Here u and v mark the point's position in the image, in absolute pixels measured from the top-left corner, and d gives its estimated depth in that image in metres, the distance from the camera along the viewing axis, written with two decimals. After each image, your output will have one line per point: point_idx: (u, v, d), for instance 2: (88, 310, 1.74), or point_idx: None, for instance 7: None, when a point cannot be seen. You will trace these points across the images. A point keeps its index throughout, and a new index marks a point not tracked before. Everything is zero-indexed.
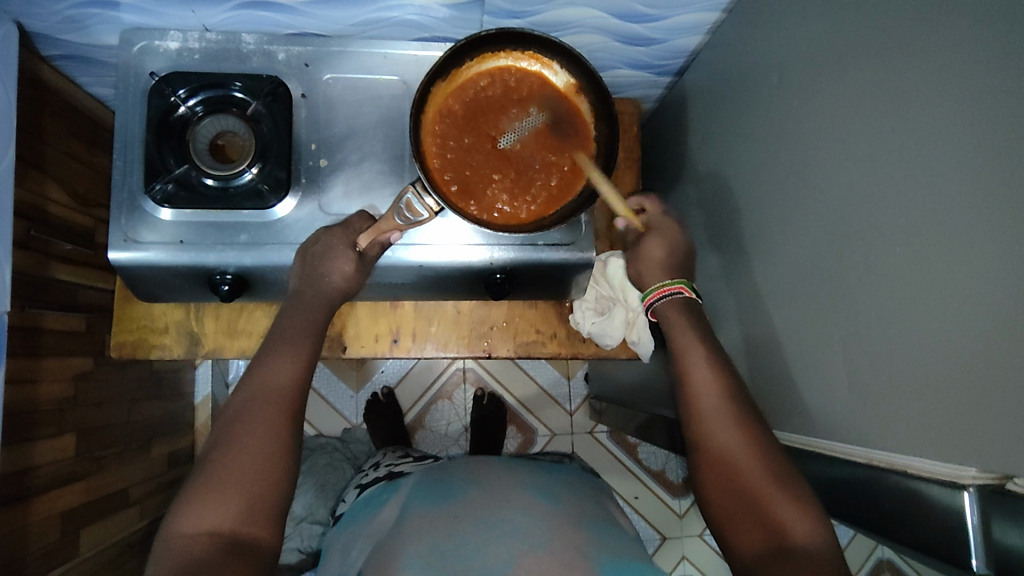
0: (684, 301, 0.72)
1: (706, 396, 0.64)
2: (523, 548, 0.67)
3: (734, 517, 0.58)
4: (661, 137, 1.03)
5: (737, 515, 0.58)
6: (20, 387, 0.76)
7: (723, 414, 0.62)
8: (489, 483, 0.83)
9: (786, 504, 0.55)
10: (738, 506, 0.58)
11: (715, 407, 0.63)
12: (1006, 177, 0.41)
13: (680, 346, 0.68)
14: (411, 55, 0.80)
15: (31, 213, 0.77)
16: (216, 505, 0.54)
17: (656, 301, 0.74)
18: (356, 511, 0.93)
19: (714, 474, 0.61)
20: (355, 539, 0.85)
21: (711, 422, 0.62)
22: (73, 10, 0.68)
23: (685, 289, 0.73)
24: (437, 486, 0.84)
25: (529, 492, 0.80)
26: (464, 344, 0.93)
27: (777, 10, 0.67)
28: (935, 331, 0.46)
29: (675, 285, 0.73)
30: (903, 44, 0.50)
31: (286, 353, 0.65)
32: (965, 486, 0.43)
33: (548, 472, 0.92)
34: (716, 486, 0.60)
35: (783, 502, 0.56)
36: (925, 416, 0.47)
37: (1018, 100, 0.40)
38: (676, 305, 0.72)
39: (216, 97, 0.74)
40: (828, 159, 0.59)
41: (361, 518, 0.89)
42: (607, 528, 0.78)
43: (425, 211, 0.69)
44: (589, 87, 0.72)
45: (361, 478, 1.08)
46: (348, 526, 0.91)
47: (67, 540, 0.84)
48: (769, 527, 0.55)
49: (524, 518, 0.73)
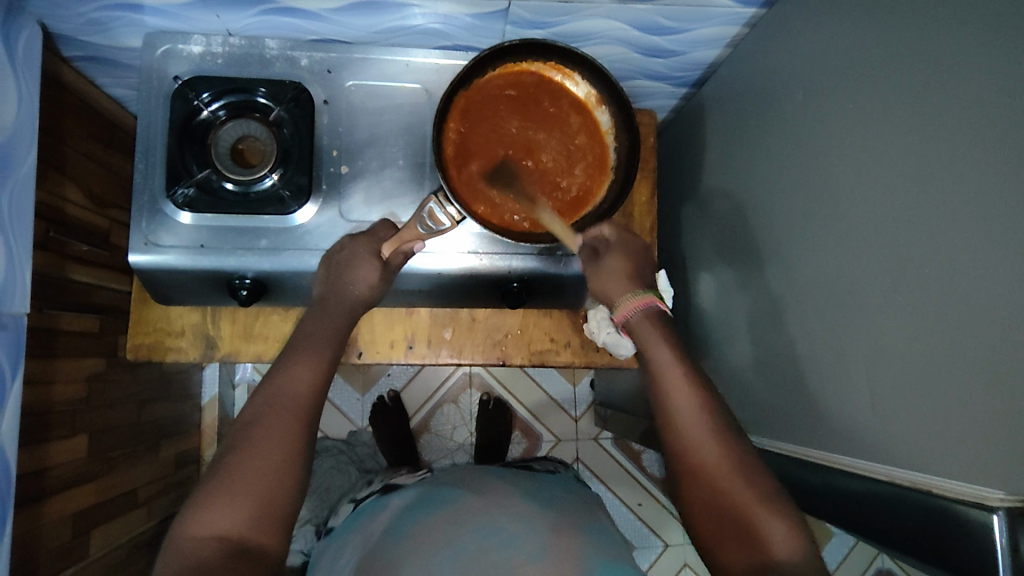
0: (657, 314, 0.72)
1: (693, 421, 0.63)
2: (526, 557, 0.68)
3: (720, 536, 0.57)
4: (677, 148, 1.04)
5: (723, 533, 0.57)
6: (36, 388, 0.76)
7: (709, 439, 0.62)
8: (484, 494, 0.84)
9: (774, 523, 0.55)
10: (724, 527, 0.57)
11: (708, 433, 0.62)
12: None
13: (660, 366, 0.67)
14: (433, 64, 0.80)
15: (51, 214, 0.77)
16: (229, 508, 0.54)
17: (629, 314, 0.72)
18: (348, 521, 0.93)
19: (699, 492, 0.60)
20: (340, 551, 0.84)
21: (697, 445, 0.62)
22: (98, 12, 0.69)
23: (654, 299, 0.72)
24: (432, 496, 0.85)
25: (521, 504, 0.82)
26: (479, 352, 0.93)
27: (800, 26, 0.67)
28: (960, 351, 0.46)
29: (645, 297, 0.72)
30: (925, 66, 0.51)
31: (304, 361, 0.65)
32: (993, 508, 0.43)
33: (550, 489, 0.92)
34: (700, 502, 0.60)
35: (771, 521, 0.55)
36: (949, 434, 0.48)
37: None
38: (646, 314, 0.72)
39: (239, 102, 0.74)
40: (850, 177, 0.60)
41: (348, 530, 0.89)
42: (609, 541, 0.78)
43: (447, 220, 0.69)
44: (609, 99, 0.73)
45: (352, 497, 1.07)
46: (338, 538, 0.91)
47: (78, 541, 0.84)
48: (754, 548, 0.55)
49: (522, 527, 0.74)
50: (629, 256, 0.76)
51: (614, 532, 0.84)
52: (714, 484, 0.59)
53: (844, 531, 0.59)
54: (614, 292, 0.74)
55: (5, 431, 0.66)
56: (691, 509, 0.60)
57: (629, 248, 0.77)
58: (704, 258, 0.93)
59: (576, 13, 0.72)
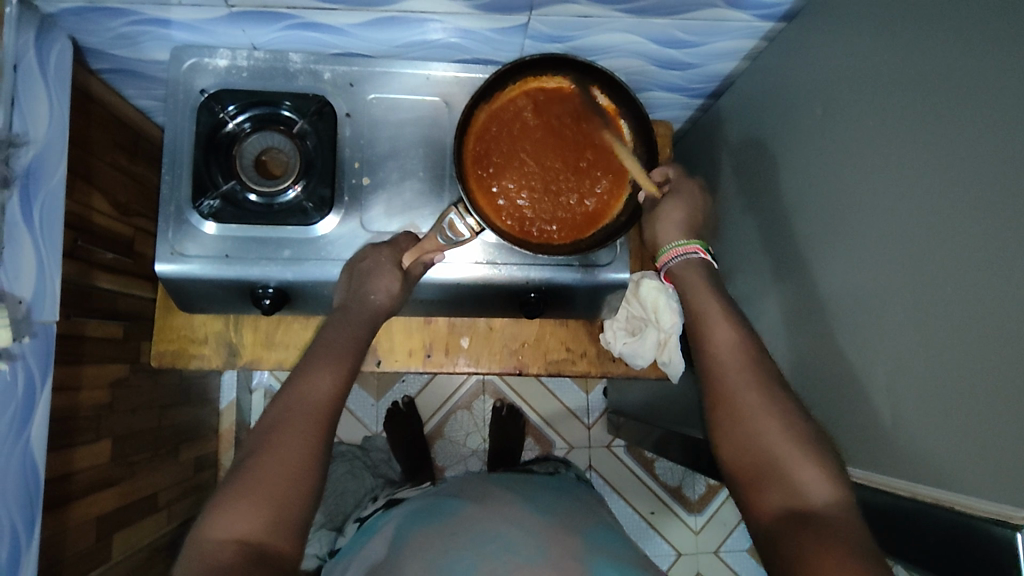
0: (701, 262, 0.74)
1: (733, 369, 0.63)
2: (538, 566, 0.69)
3: (752, 469, 0.58)
4: (694, 157, 1.04)
5: (759, 475, 0.57)
6: (64, 394, 0.77)
7: (750, 387, 0.61)
8: (495, 504, 0.84)
9: (808, 472, 0.55)
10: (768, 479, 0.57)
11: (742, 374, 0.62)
12: None
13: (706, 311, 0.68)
14: (453, 76, 0.81)
15: (79, 223, 0.79)
16: (249, 511, 0.53)
17: (673, 261, 0.75)
18: (353, 541, 0.94)
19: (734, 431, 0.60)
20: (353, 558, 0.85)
21: (737, 394, 0.61)
22: (127, 27, 0.71)
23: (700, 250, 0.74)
24: (445, 505, 0.86)
25: (533, 512, 0.82)
26: (496, 361, 0.94)
27: (818, 40, 0.68)
28: (982, 370, 0.46)
29: (688, 245, 0.74)
30: (942, 84, 0.51)
31: (326, 367, 0.63)
32: (1017, 526, 0.43)
33: (564, 499, 0.93)
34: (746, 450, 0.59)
35: (806, 470, 0.55)
36: (973, 453, 0.48)
37: None
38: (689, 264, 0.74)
39: (263, 115, 0.76)
40: (870, 192, 0.60)
41: (362, 539, 0.90)
42: (616, 544, 0.80)
43: (466, 230, 0.73)
44: (629, 112, 0.74)
45: (361, 511, 1.08)
46: (348, 552, 0.91)
47: (101, 544, 0.86)
48: (791, 496, 0.55)
49: (534, 538, 0.75)
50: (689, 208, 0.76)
51: (618, 533, 0.86)
52: (753, 427, 0.59)
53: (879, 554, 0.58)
54: (663, 235, 0.76)
55: (33, 435, 0.68)
56: (727, 450, 0.61)
57: (687, 195, 0.76)
58: (723, 268, 0.94)
59: (595, 27, 0.73)
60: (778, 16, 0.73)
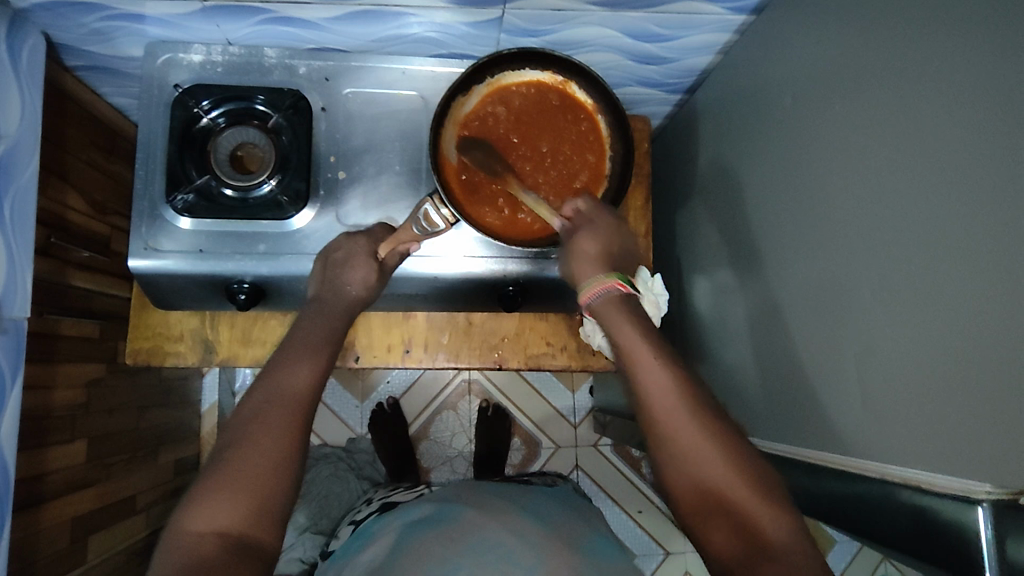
0: (623, 298, 0.63)
1: (664, 400, 0.57)
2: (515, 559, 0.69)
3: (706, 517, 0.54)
4: (671, 153, 1.05)
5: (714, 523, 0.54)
6: (35, 393, 0.76)
7: (683, 417, 0.56)
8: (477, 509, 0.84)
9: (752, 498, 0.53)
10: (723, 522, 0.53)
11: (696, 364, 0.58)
12: (1001, 199, 0.42)
13: (628, 350, 0.60)
14: (429, 71, 0.82)
15: (52, 221, 0.78)
16: (227, 503, 0.52)
17: (594, 300, 0.64)
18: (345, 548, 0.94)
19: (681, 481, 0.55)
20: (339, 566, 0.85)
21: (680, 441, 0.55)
22: (100, 22, 0.70)
23: (621, 283, 0.63)
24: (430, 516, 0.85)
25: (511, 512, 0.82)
26: (475, 355, 0.94)
27: (786, 29, 0.69)
28: (941, 350, 0.47)
29: (609, 280, 0.64)
30: (902, 71, 0.52)
31: (304, 358, 0.62)
32: (979, 501, 0.44)
33: (545, 500, 0.93)
34: (695, 497, 0.55)
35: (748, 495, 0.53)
36: (936, 433, 0.48)
37: (1007, 126, 0.42)
38: (613, 302, 0.63)
39: (238, 109, 0.76)
40: (837, 179, 0.60)
41: (352, 550, 0.90)
42: (601, 548, 0.81)
43: (441, 221, 0.71)
44: (605, 107, 0.75)
45: (353, 516, 1.07)
46: (338, 560, 0.91)
47: (76, 548, 0.84)
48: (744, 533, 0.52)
49: (516, 539, 0.75)
50: (605, 237, 0.67)
51: (611, 540, 0.86)
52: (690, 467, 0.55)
53: (852, 534, 0.58)
54: (580, 273, 0.66)
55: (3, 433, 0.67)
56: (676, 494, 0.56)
57: (603, 227, 0.68)
58: (699, 262, 0.94)
59: (569, 20, 0.74)
60: (749, 9, 0.73)
